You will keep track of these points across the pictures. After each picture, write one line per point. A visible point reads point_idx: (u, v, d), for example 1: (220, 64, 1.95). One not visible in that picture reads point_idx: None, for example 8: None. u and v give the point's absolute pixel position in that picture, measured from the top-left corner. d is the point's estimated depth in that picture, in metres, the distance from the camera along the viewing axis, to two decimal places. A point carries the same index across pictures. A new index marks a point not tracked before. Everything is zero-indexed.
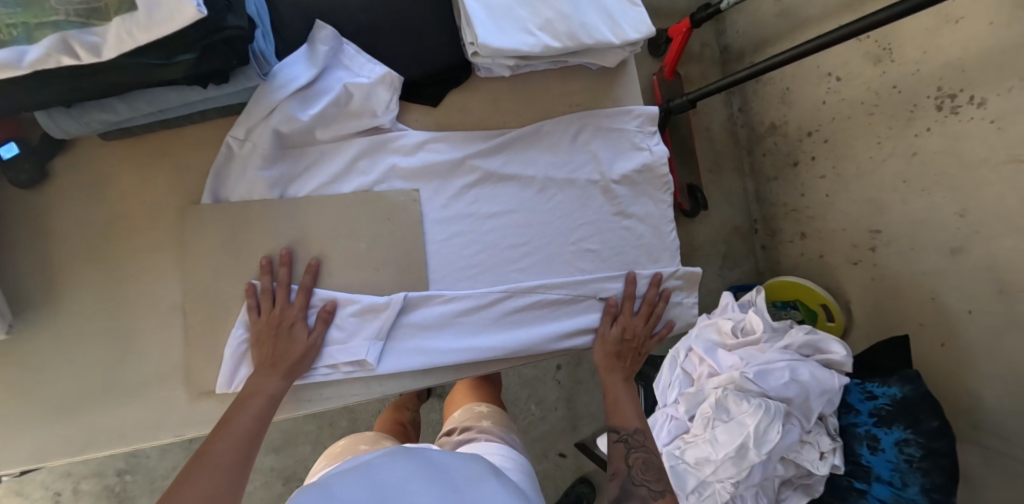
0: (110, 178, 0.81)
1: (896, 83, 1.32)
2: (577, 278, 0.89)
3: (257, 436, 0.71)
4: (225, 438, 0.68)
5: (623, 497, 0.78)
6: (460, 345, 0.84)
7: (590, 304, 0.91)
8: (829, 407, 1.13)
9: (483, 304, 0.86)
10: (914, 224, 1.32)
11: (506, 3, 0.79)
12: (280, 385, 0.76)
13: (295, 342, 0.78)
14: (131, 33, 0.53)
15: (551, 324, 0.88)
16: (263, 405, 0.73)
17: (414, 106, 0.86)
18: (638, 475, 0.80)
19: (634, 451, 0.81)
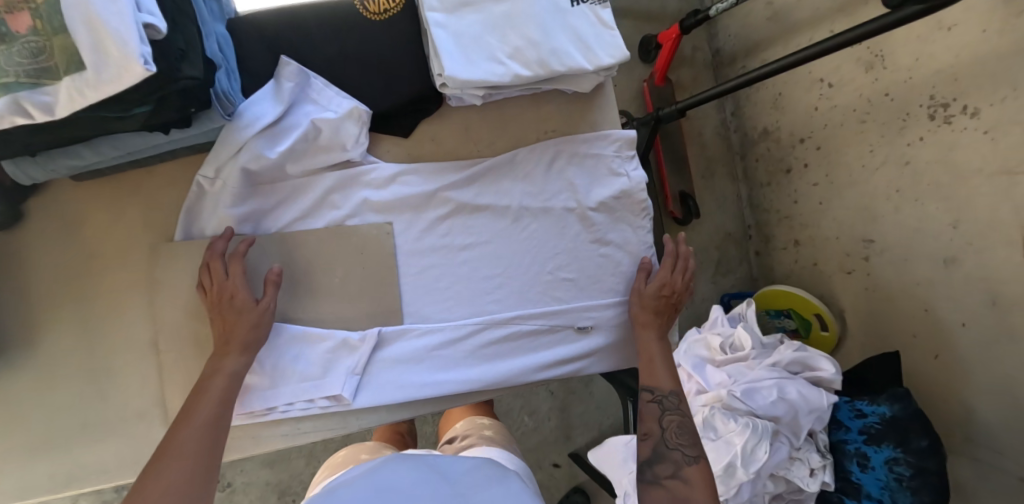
0: (84, 217, 0.81)
1: (888, 90, 1.29)
2: (552, 308, 0.90)
3: (221, 418, 0.70)
4: (190, 429, 0.67)
5: (655, 459, 0.79)
6: (436, 379, 0.84)
7: (566, 334, 0.91)
8: (818, 423, 1.11)
9: (457, 337, 0.87)
10: (907, 233, 1.29)
11: (475, 33, 0.78)
12: (238, 360, 0.74)
13: (242, 312, 0.75)
14: (81, 92, 0.53)
15: (528, 355, 0.89)
16: (225, 385, 0.72)
17: (386, 137, 0.86)
18: (672, 439, 0.81)
19: (669, 415, 0.82)
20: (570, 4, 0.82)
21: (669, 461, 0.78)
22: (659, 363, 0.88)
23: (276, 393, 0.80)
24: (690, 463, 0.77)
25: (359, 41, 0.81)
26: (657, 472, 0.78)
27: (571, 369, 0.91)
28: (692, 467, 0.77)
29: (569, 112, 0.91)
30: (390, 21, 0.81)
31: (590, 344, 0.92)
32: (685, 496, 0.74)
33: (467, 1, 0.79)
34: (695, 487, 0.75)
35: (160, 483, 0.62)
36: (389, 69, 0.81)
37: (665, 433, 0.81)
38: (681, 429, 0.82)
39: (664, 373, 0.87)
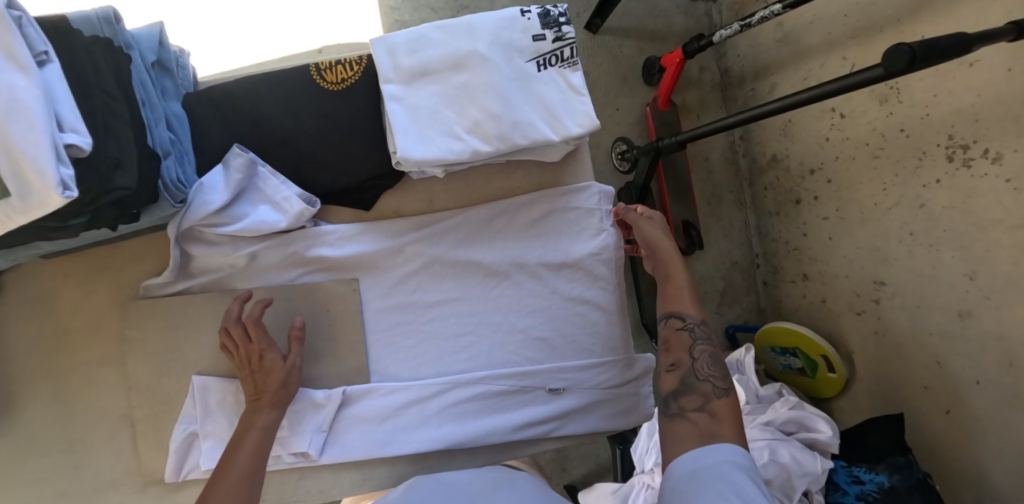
0: (54, 293, 0.82)
1: (903, 125, 1.17)
2: (522, 369, 0.83)
3: (262, 467, 0.68)
4: (231, 480, 0.65)
5: (682, 390, 0.70)
6: (401, 438, 0.81)
7: (537, 395, 0.84)
8: (816, 484, 1.04)
9: (424, 396, 0.82)
10: (920, 280, 1.19)
11: (432, 105, 0.75)
12: (270, 415, 0.72)
13: (271, 371, 0.74)
14: (10, 217, 0.53)
15: (497, 416, 0.83)
16: (258, 437, 0.70)
17: (346, 210, 0.84)
18: (703, 369, 0.71)
19: (700, 343, 0.72)
20: (536, 68, 0.77)
21: (698, 393, 0.69)
22: (687, 287, 0.78)
23: None
24: (722, 396, 0.68)
25: (314, 112, 0.78)
26: (683, 404, 0.69)
27: (544, 431, 0.84)
28: (722, 401, 0.68)
29: (541, 177, 0.86)
30: (349, 90, 0.78)
31: (565, 405, 0.84)
32: (712, 431, 0.65)
33: (425, 70, 0.75)
34: (724, 423, 0.66)
35: None
36: (346, 141, 0.78)
37: (696, 364, 0.72)
38: (714, 360, 0.72)
39: (692, 297, 0.77)
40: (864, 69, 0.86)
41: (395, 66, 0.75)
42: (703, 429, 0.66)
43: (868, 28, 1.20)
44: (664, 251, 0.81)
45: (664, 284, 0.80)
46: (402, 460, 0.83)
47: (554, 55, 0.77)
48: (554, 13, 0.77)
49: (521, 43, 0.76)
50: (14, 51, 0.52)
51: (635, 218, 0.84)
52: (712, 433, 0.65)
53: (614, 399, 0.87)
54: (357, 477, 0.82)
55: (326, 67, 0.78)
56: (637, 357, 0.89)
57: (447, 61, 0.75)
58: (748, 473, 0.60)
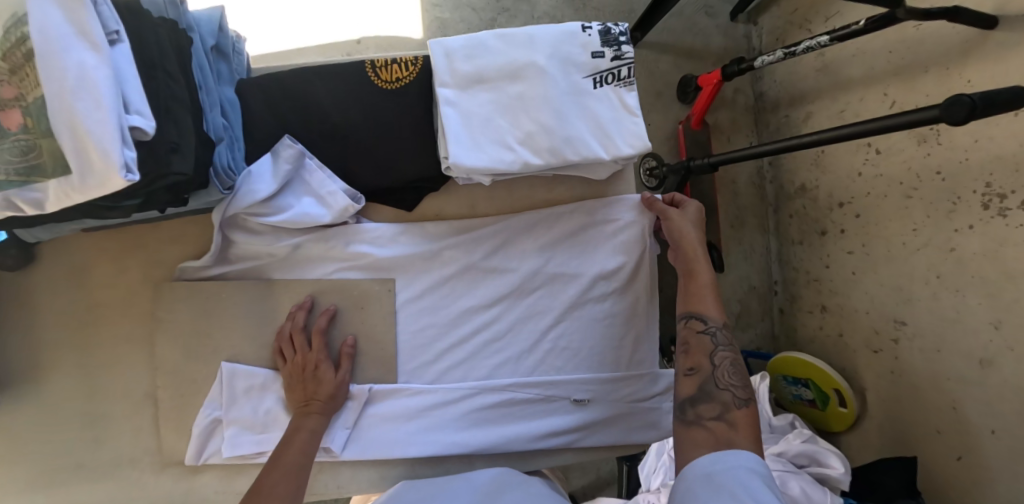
0: (89, 266, 0.82)
1: (940, 168, 1.15)
2: (549, 378, 0.83)
3: (306, 468, 0.71)
4: (277, 472, 0.68)
5: (700, 397, 0.67)
6: (424, 440, 0.80)
7: (561, 405, 0.84)
8: None
9: (450, 400, 0.82)
10: (943, 324, 1.18)
11: (486, 113, 0.75)
12: (320, 420, 0.75)
13: (323, 383, 0.76)
14: (68, 194, 0.53)
15: (520, 423, 0.83)
16: (307, 439, 0.73)
17: (386, 209, 0.83)
18: (723, 378, 0.68)
19: (722, 348, 0.69)
20: (592, 85, 0.77)
21: (717, 401, 0.65)
22: (710, 287, 0.76)
23: (266, 439, 0.80)
24: (741, 406, 0.65)
25: (365, 109, 0.77)
26: (699, 412, 0.66)
27: (566, 442, 0.83)
28: (742, 412, 0.64)
29: (583, 192, 0.86)
30: (402, 91, 0.78)
31: (589, 416, 0.84)
32: (729, 440, 0.61)
33: (481, 78, 0.75)
34: (742, 433, 0.62)
35: None
36: (395, 140, 0.77)
37: (716, 371, 0.68)
38: (735, 368, 0.68)
39: (714, 298, 0.75)
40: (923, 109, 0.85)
41: (452, 70, 0.74)
42: (720, 437, 0.62)
43: (912, 67, 1.19)
44: (689, 248, 0.79)
45: (686, 280, 0.78)
46: (420, 462, 0.83)
47: (610, 73, 0.77)
48: (614, 31, 0.77)
49: (579, 58, 0.76)
50: (87, 28, 0.51)
51: (663, 210, 0.82)
52: (731, 441, 0.61)
53: (636, 414, 0.86)
54: (376, 475, 0.83)
55: (381, 65, 0.78)
56: (662, 371, 0.88)
57: (504, 70, 0.75)
58: (766, 480, 0.56)
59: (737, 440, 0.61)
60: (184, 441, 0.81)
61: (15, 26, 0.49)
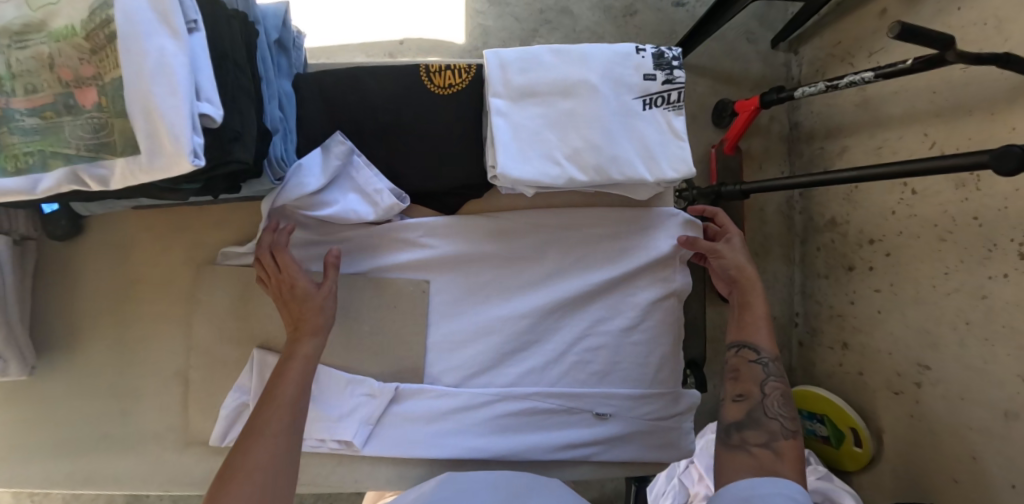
0: (133, 243, 0.83)
1: (977, 213, 1.14)
2: (572, 390, 0.83)
3: (303, 403, 0.68)
4: (276, 405, 0.65)
5: (747, 423, 0.69)
6: (446, 443, 0.81)
7: (583, 418, 0.84)
8: None
9: (472, 405, 0.82)
10: (968, 372, 1.16)
11: (535, 126, 0.76)
12: (313, 342, 0.71)
13: (305, 296, 0.73)
14: (134, 174, 0.53)
15: (540, 434, 0.83)
16: (303, 368, 0.69)
17: (426, 211, 0.85)
18: (771, 407, 0.70)
19: (774, 379, 0.71)
20: (641, 106, 0.79)
21: (763, 430, 0.68)
22: (766, 321, 0.77)
23: None
24: (788, 437, 0.67)
25: (416, 111, 0.78)
26: (745, 437, 0.68)
27: (584, 455, 0.83)
28: (788, 443, 0.67)
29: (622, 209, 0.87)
30: (454, 97, 0.79)
31: (609, 431, 0.84)
32: (773, 468, 0.64)
33: (533, 91, 0.76)
34: (787, 465, 0.64)
35: (252, 464, 0.60)
36: (444, 144, 0.79)
37: (765, 400, 0.71)
38: (784, 399, 0.71)
39: (768, 332, 0.76)
40: (968, 154, 0.85)
41: (505, 81, 0.76)
42: (765, 464, 0.65)
43: (955, 109, 1.18)
44: (748, 280, 0.79)
45: (740, 311, 0.79)
46: (438, 464, 0.83)
47: (660, 96, 0.79)
48: (666, 55, 0.80)
49: (630, 79, 0.78)
50: (169, 15, 0.52)
51: (710, 246, 0.82)
52: (775, 470, 0.64)
53: (655, 433, 0.85)
54: (394, 473, 0.83)
55: (435, 70, 0.79)
56: (685, 392, 0.86)
57: (557, 86, 0.77)
58: None
59: (781, 469, 0.63)
60: (210, 422, 0.83)
61: (100, 8, 0.50)
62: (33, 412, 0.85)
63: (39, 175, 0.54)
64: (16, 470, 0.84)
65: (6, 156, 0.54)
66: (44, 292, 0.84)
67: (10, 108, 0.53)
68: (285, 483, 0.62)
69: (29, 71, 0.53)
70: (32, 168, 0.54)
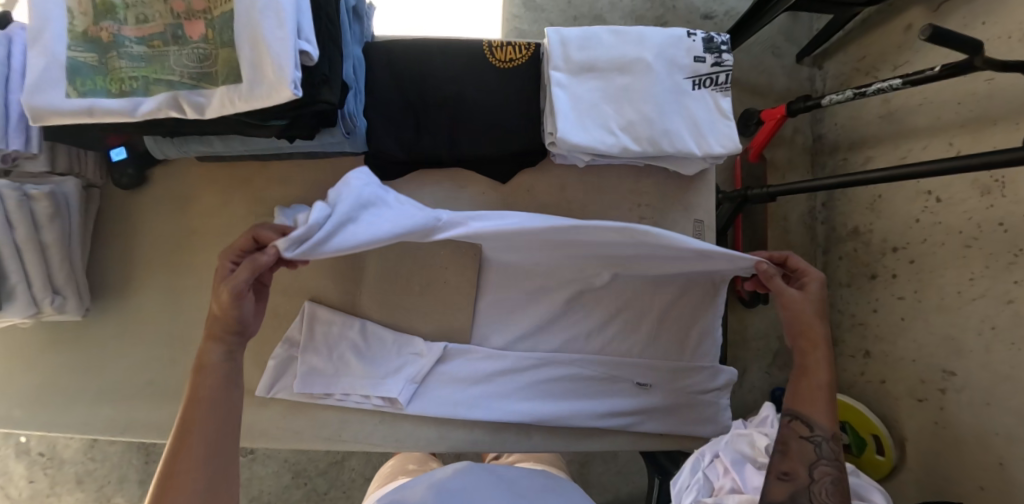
0: (193, 195, 0.86)
1: (1002, 219, 1.16)
2: (616, 358, 0.84)
3: (229, 393, 0.62)
4: (199, 410, 0.60)
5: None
6: (489, 405, 0.82)
7: (624, 387, 0.85)
8: None
9: (517, 369, 0.83)
10: (994, 378, 1.16)
11: (593, 99, 0.80)
12: (224, 344, 0.63)
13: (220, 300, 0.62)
14: (232, 101, 0.56)
15: (583, 401, 0.84)
16: (220, 364, 0.63)
17: (480, 179, 0.87)
18: (820, 496, 0.64)
19: (825, 465, 0.65)
20: (691, 87, 0.83)
21: None
22: (826, 390, 0.69)
23: (336, 382, 0.81)
24: None
25: (478, 81, 0.82)
26: None
27: (624, 424, 0.84)
28: None
29: (668, 186, 0.89)
30: (513, 70, 0.83)
31: (649, 401, 0.85)
32: None
33: (592, 66, 0.81)
34: None
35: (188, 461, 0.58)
36: (503, 112, 0.82)
37: (814, 486, 0.65)
38: (836, 488, 0.65)
39: (829, 403, 0.69)
40: (999, 151, 0.90)
41: (565, 56, 0.80)
42: None
43: (980, 121, 1.21)
44: (811, 344, 0.71)
45: (799, 376, 0.72)
46: (480, 427, 0.84)
47: (709, 78, 0.83)
48: (716, 39, 0.83)
49: (682, 60, 0.82)
50: None
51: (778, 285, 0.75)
52: None
53: (692, 406, 0.86)
54: (435, 434, 0.84)
55: (497, 45, 0.83)
56: (722, 367, 0.87)
57: (614, 63, 0.81)
58: None
59: None
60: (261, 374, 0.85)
61: None
62: (83, 356, 0.87)
63: (141, 99, 0.56)
64: (63, 412, 0.86)
65: (113, 79, 0.56)
66: (103, 239, 0.87)
67: (121, 35, 0.56)
68: (221, 490, 0.59)
69: (142, 2, 0.56)
70: (135, 92, 0.56)
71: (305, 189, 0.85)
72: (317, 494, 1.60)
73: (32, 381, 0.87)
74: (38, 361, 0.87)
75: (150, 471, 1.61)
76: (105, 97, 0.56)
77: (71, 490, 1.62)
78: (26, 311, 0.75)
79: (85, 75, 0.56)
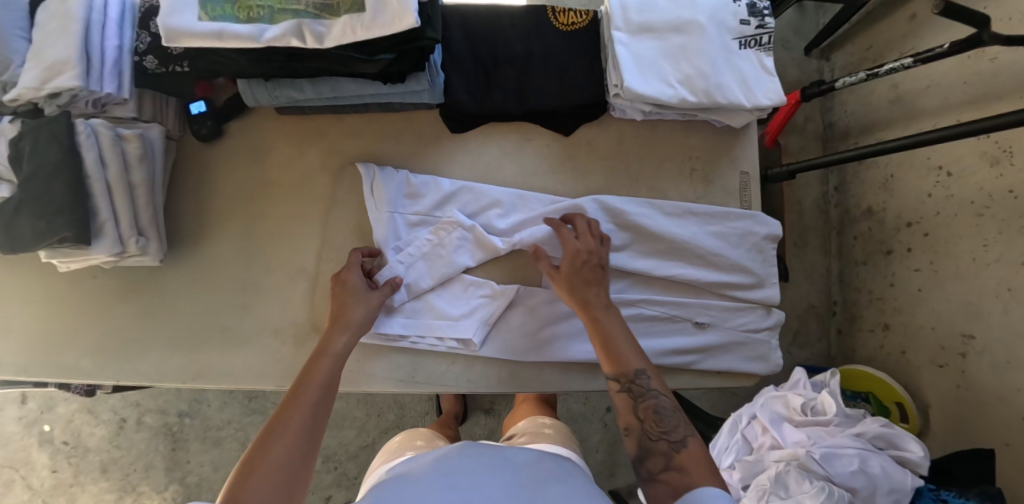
0: (272, 147, 0.90)
1: (1013, 187, 1.09)
2: (678, 299, 0.88)
3: (333, 383, 0.72)
4: (310, 388, 0.69)
5: (643, 455, 0.67)
6: (557, 344, 0.86)
7: (683, 326, 0.89)
8: None
9: None
10: (1015, 336, 1.09)
11: (653, 56, 0.86)
12: (342, 339, 0.75)
13: (352, 302, 0.79)
14: (354, 30, 0.61)
15: (647, 340, 0.88)
16: (333, 359, 0.73)
17: (543, 133, 0.92)
18: (653, 429, 0.67)
19: (641, 401, 0.69)
20: (738, 47, 0.89)
21: (659, 455, 0.66)
22: (607, 337, 0.74)
23: (415, 323, 0.85)
24: (679, 449, 0.65)
25: (544, 43, 0.88)
26: (650, 468, 0.66)
27: (687, 362, 0.88)
28: (683, 453, 0.65)
29: (718, 141, 0.95)
30: (575, 32, 0.90)
31: (708, 340, 0.89)
32: (684, 484, 0.62)
33: (650, 27, 0.87)
34: (694, 473, 0.63)
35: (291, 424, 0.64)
36: (567, 69, 0.88)
37: (645, 424, 0.68)
38: (663, 414, 0.68)
39: (620, 346, 0.73)
40: (1006, 113, 0.90)
41: (626, 18, 0.87)
42: (679, 484, 0.63)
43: (988, 95, 1.22)
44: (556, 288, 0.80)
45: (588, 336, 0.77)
46: (547, 368, 0.87)
47: (754, 39, 0.89)
48: (759, 5, 0.90)
49: (730, 23, 0.89)
50: None
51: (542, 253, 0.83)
52: (686, 484, 0.62)
53: (748, 345, 0.90)
54: (506, 374, 0.87)
55: (560, 10, 0.90)
56: (772, 308, 0.92)
57: (670, 24, 0.87)
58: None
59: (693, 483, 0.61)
60: None
61: None
62: (154, 304, 0.89)
63: (267, 26, 0.62)
64: (134, 360, 0.87)
65: (241, 6, 0.62)
66: (179, 191, 0.90)
67: None
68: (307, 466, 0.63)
69: None
70: (262, 18, 0.62)
71: (380, 141, 0.90)
72: (347, 480, 1.48)
73: (104, 329, 0.88)
74: (111, 310, 0.89)
75: (176, 460, 1.48)
76: (234, 23, 0.62)
77: (95, 479, 1.49)
78: (114, 248, 0.77)
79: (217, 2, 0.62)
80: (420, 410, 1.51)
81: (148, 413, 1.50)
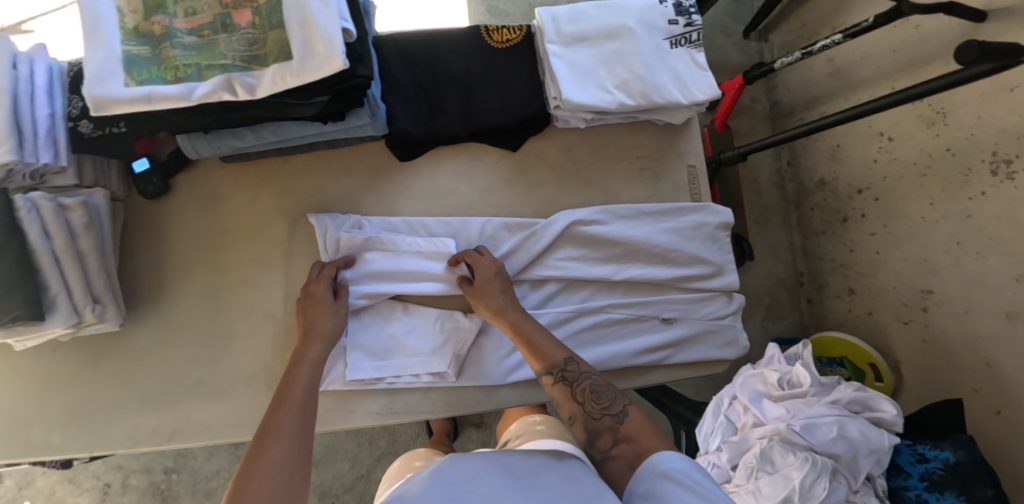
0: (224, 196, 0.90)
1: (950, 145, 1.13)
2: (642, 299, 0.90)
3: (308, 412, 0.70)
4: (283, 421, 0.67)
5: (592, 437, 0.69)
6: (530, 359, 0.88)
7: (651, 324, 0.91)
8: (878, 467, 1.01)
9: (554, 323, 0.88)
10: (968, 287, 1.13)
11: (588, 64, 0.89)
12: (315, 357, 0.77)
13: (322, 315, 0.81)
14: (284, 77, 0.62)
15: (619, 342, 0.90)
16: (305, 394, 0.72)
17: (492, 150, 0.93)
18: (594, 408, 0.70)
19: (578, 383, 0.72)
20: (669, 46, 0.91)
21: (607, 432, 0.69)
22: (534, 336, 0.78)
23: (387, 364, 0.85)
24: (621, 420, 0.68)
25: (482, 63, 0.90)
26: (602, 447, 0.69)
27: (661, 358, 0.90)
28: (628, 423, 0.68)
29: (663, 138, 0.97)
30: (511, 48, 0.91)
31: (678, 334, 0.91)
32: (638, 454, 0.65)
33: (582, 37, 0.89)
34: (643, 439, 0.66)
35: (267, 459, 0.61)
36: (507, 85, 0.89)
37: (584, 405, 0.71)
38: (597, 391, 0.72)
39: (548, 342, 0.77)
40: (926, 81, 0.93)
41: (558, 31, 0.89)
42: (630, 458, 0.65)
43: (915, 61, 1.27)
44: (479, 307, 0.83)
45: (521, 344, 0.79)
46: (525, 383, 0.88)
47: (683, 37, 0.91)
48: (685, 4, 0.92)
49: (659, 24, 0.91)
50: None
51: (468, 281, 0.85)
52: (641, 454, 0.64)
53: (717, 332, 0.92)
54: (484, 393, 0.88)
55: (494, 28, 0.91)
56: (733, 293, 0.95)
57: (602, 31, 0.90)
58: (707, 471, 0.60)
59: (646, 450, 0.64)
60: None
61: None
62: (121, 368, 0.87)
63: (196, 83, 0.62)
64: (105, 427, 0.85)
65: (167, 67, 0.63)
66: (134, 250, 0.89)
67: (173, 27, 0.64)
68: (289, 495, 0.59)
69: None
70: (189, 77, 0.63)
71: (331, 177, 0.90)
72: None
73: (71, 399, 0.86)
74: (76, 379, 0.87)
75: None
76: (162, 84, 0.62)
77: None
78: (69, 319, 0.76)
79: (143, 67, 0.63)
80: (411, 434, 1.50)
81: (132, 474, 1.46)
